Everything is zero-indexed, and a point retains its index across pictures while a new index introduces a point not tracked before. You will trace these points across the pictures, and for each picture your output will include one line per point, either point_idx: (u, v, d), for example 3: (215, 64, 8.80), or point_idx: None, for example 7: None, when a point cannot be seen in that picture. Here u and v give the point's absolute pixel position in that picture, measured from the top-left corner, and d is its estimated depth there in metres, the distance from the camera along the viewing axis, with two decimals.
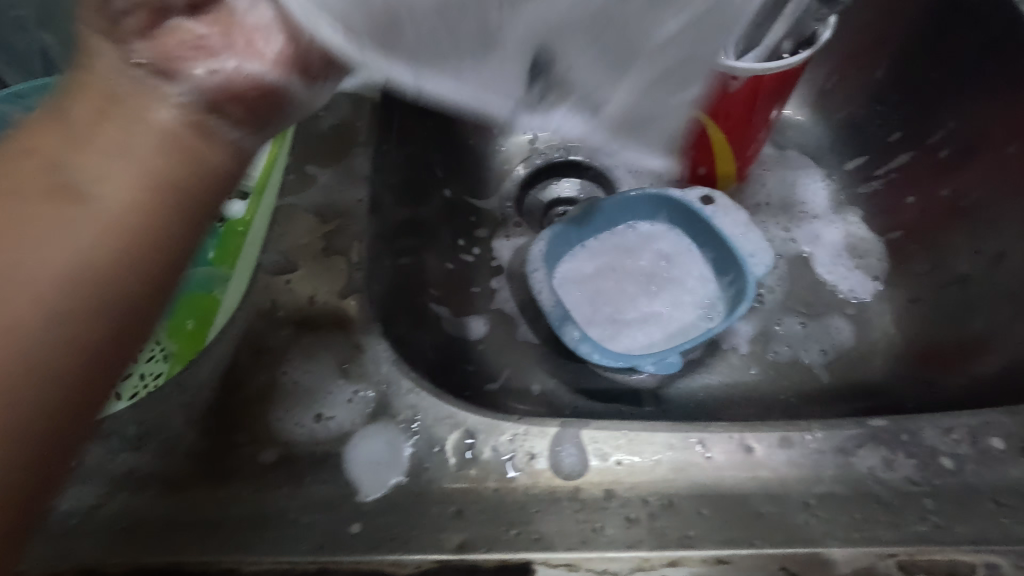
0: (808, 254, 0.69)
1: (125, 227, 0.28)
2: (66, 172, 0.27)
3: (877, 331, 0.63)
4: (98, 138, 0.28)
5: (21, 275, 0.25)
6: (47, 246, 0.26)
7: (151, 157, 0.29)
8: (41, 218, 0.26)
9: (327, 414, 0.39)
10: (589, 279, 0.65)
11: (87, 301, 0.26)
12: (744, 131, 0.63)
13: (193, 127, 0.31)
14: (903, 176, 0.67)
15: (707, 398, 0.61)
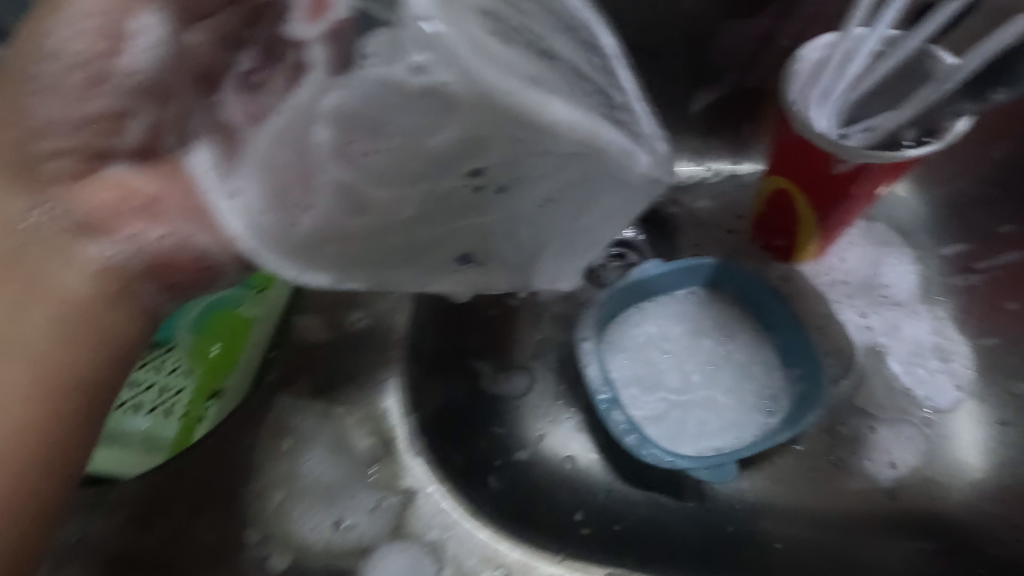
0: (884, 347, 0.60)
1: (62, 390, 0.32)
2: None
3: (956, 451, 0.56)
4: (51, 299, 0.33)
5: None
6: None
7: (56, 324, 0.32)
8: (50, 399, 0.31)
9: (348, 520, 0.37)
10: (641, 347, 0.60)
11: (20, 457, 0.31)
12: (829, 206, 0.56)
13: (88, 303, 0.33)
14: (1005, 275, 0.58)
15: (752, 502, 0.55)
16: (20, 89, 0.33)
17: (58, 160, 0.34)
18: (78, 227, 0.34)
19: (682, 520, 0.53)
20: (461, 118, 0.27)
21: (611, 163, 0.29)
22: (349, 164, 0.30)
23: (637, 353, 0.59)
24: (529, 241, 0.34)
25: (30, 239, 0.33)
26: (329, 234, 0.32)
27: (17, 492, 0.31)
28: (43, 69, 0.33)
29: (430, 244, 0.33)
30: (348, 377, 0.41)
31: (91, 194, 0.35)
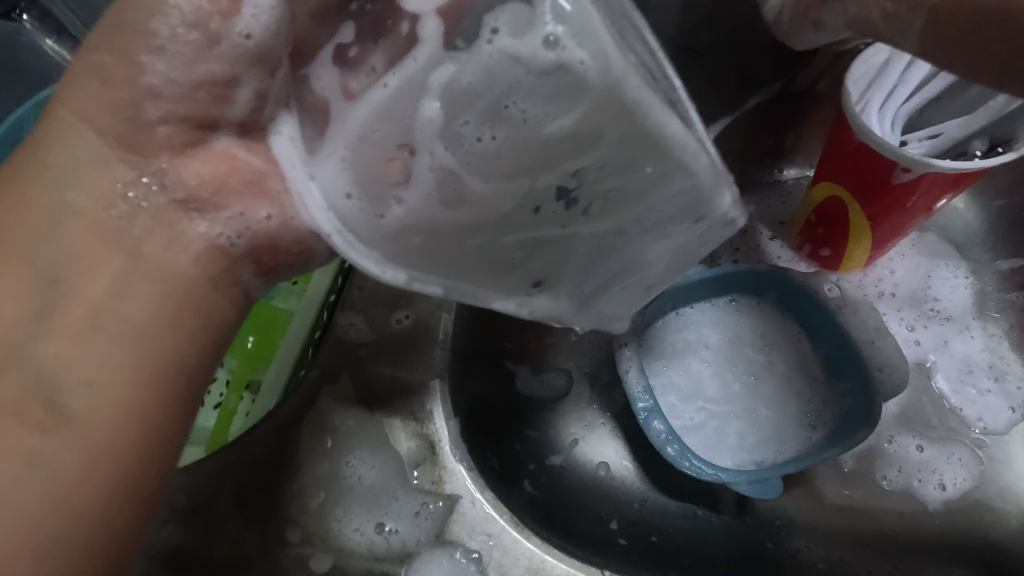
0: (933, 363, 0.58)
1: (162, 361, 0.31)
2: (94, 297, 0.31)
3: (1011, 476, 0.53)
4: (150, 263, 0.32)
5: (97, 401, 0.30)
6: (88, 358, 0.30)
7: (157, 300, 0.31)
8: (126, 350, 0.31)
9: (391, 525, 0.36)
10: (679, 356, 0.58)
11: (122, 428, 0.30)
12: (890, 214, 0.54)
13: (187, 286, 0.32)
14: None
15: (788, 517, 0.53)
16: (132, 45, 0.30)
17: (164, 128, 0.32)
18: (184, 203, 0.33)
19: (718, 534, 0.52)
20: (596, 103, 0.24)
21: (707, 190, 0.28)
22: (450, 149, 0.26)
23: (675, 361, 0.58)
24: (600, 264, 0.32)
25: (127, 224, 0.31)
26: (413, 227, 0.29)
27: (106, 467, 0.30)
28: (136, 45, 0.30)
29: (507, 250, 0.30)
30: (388, 377, 0.40)
31: (197, 167, 0.33)
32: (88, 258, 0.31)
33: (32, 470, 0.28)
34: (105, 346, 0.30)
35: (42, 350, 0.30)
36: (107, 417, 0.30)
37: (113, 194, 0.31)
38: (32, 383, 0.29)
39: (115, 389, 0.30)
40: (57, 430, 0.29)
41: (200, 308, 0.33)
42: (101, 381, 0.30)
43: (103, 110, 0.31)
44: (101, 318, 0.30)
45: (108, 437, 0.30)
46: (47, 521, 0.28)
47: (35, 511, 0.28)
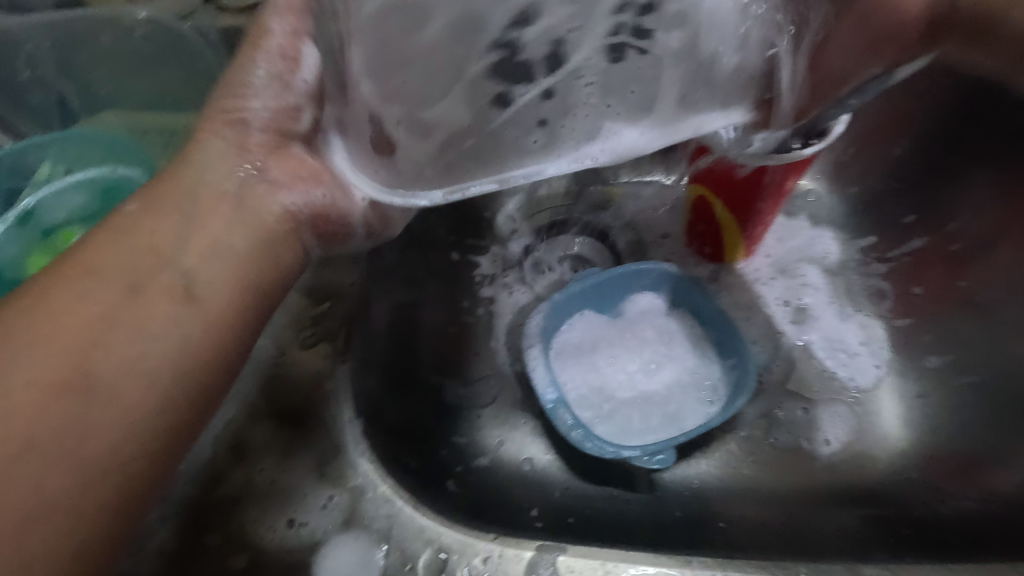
0: (810, 334, 0.65)
1: (253, 296, 0.37)
2: (209, 230, 0.36)
3: (881, 425, 0.60)
4: (248, 209, 0.38)
5: (208, 306, 0.34)
6: (208, 270, 0.35)
7: (255, 241, 0.38)
8: (225, 273, 0.36)
9: (302, 519, 0.40)
10: (588, 352, 0.63)
11: (219, 342, 0.35)
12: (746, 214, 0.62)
13: (269, 237, 0.38)
14: (914, 251, 0.64)
15: (701, 486, 0.58)
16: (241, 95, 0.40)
17: (262, 135, 0.40)
18: (266, 180, 0.39)
19: (632, 510, 0.55)
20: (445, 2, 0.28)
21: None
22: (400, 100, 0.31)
23: (584, 359, 0.63)
24: (646, 93, 0.32)
25: (238, 188, 0.38)
26: (438, 160, 0.33)
27: (195, 368, 0.33)
28: (246, 95, 0.40)
29: (520, 120, 0.32)
30: (300, 389, 0.44)
31: (276, 165, 0.40)
32: (208, 208, 0.37)
33: (137, 358, 0.32)
34: (212, 266, 0.35)
35: (178, 266, 0.35)
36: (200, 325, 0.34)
37: (230, 170, 0.39)
38: (165, 279, 0.34)
39: (217, 301, 0.35)
40: (171, 321, 0.33)
41: (278, 260, 0.39)
42: (213, 288, 0.35)
43: (226, 128, 0.40)
44: (216, 251, 0.36)
45: (201, 347, 0.34)
46: (140, 401, 0.32)
47: (130, 392, 0.31)
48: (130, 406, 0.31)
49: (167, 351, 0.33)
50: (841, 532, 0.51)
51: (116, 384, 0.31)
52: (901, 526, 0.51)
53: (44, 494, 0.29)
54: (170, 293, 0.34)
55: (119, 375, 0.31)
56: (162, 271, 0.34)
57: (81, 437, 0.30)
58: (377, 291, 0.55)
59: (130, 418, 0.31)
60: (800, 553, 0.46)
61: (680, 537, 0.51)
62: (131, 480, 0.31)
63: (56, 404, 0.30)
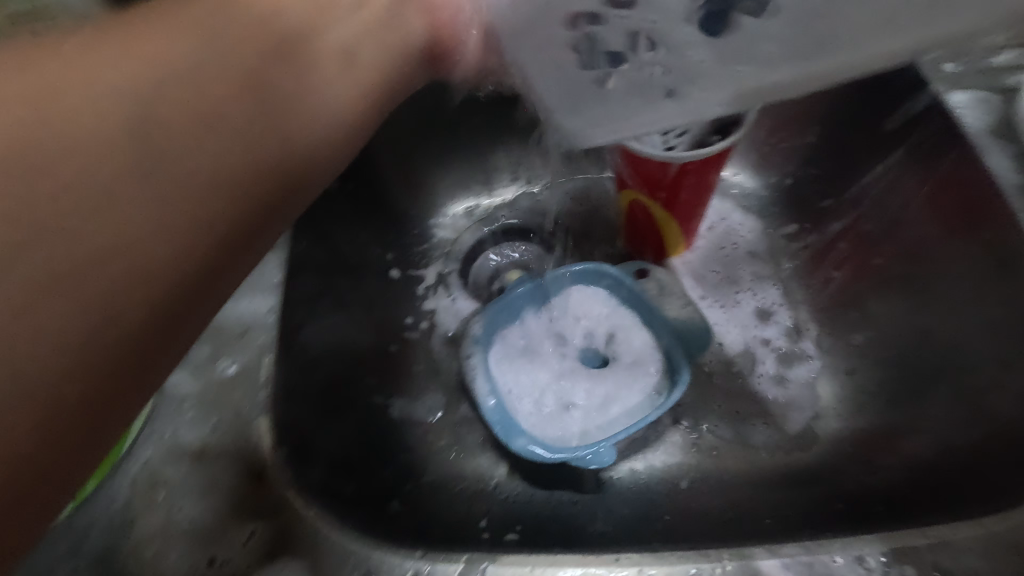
0: (742, 320, 0.67)
1: (352, 127, 0.39)
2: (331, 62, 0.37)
3: (815, 403, 0.62)
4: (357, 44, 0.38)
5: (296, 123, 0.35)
6: (311, 94, 0.36)
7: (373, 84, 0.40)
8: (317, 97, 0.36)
9: (222, 557, 0.38)
10: (528, 357, 0.63)
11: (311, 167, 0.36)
12: (682, 204, 0.62)
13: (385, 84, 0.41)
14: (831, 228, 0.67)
15: (647, 480, 0.59)
16: None
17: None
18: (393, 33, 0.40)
19: (580, 510, 0.55)
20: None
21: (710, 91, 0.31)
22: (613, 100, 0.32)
23: (524, 364, 0.62)
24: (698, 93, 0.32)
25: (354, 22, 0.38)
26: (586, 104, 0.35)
27: (276, 175, 0.34)
28: None
29: (638, 86, 0.31)
30: (220, 422, 0.43)
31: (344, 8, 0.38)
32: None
33: (227, 152, 0.31)
34: (309, 92, 0.36)
35: (344, 28, 0.38)
36: (371, 73, 0.39)
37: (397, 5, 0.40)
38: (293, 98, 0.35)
39: (399, 40, 0.41)
40: (271, 122, 0.33)
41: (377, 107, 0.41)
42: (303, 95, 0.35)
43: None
44: (340, 79, 0.37)
45: (292, 155, 0.35)
46: (212, 199, 0.31)
47: (210, 186, 0.31)
48: (191, 211, 0.30)
49: (260, 155, 0.33)
50: (778, 514, 0.52)
51: (194, 164, 0.30)
52: (831, 501, 0.52)
53: (204, 180, 0.30)
54: (266, 99, 0.33)
55: (197, 167, 0.30)
56: (286, 84, 0.34)
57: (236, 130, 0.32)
58: (308, 313, 0.53)
59: (185, 238, 0.30)
60: (736, 535, 0.46)
61: (625, 534, 0.51)
62: (168, 292, 0.29)
63: (236, 98, 0.32)
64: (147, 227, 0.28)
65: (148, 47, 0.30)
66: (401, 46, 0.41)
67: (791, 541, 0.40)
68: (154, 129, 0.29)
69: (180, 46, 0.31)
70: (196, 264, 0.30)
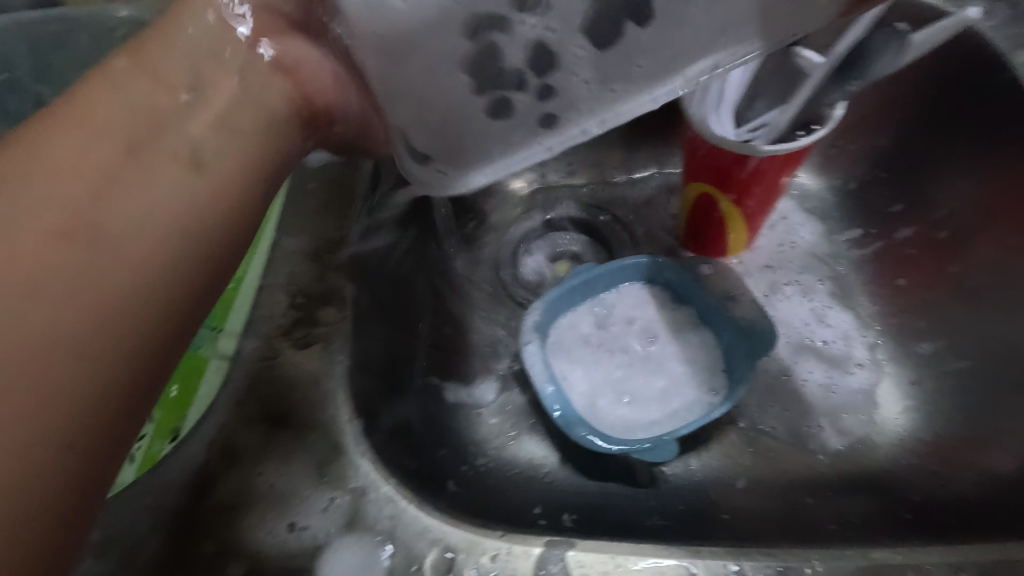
0: (805, 323, 0.65)
1: (227, 192, 0.35)
2: (161, 147, 0.34)
3: (879, 412, 0.60)
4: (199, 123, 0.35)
5: (158, 215, 0.32)
6: (147, 189, 0.32)
7: (233, 144, 0.37)
8: (157, 181, 0.33)
9: (302, 523, 0.38)
10: (585, 347, 0.62)
11: (199, 248, 0.33)
12: (755, 198, 0.60)
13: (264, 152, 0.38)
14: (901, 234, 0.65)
15: (704, 479, 0.58)
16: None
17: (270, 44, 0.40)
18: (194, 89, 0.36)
19: (636, 503, 0.55)
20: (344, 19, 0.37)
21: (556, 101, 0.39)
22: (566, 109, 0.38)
23: (581, 354, 0.62)
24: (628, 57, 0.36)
25: (179, 111, 0.35)
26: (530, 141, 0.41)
27: (155, 280, 0.31)
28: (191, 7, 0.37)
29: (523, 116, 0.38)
30: (296, 392, 0.43)
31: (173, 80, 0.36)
32: (212, 63, 0.37)
33: (83, 283, 0.29)
34: (144, 185, 0.32)
35: (185, 130, 0.35)
36: (231, 164, 0.36)
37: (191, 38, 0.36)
38: (146, 202, 0.32)
39: (251, 113, 0.38)
40: (109, 243, 0.30)
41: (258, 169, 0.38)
42: (143, 193, 0.32)
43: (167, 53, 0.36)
44: (184, 158, 0.34)
45: (168, 245, 0.32)
46: (93, 331, 0.28)
47: (73, 326, 0.28)
48: (74, 357, 0.27)
49: (127, 264, 0.30)
50: (844, 519, 0.51)
51: (60, 317, 0.28)
52: (898, 510, 0.51)
53: (71, 329, 0.28)
54: (101, 217, 0.31)
55: (56, 319, 0.28)
56: (111, 189, 0.31)
57: (92, 280, 0.29)
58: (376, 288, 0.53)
59: (80, 381, 0.27)
60: (806, 538, 0.45)
61: (687, 529, 0.50)
62: (77, 440, 0.27)
63: (64, 251, 0.29)
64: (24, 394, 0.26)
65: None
66: (262, 117, 0.39)
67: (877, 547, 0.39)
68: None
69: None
70: (106, 399, 0.28)
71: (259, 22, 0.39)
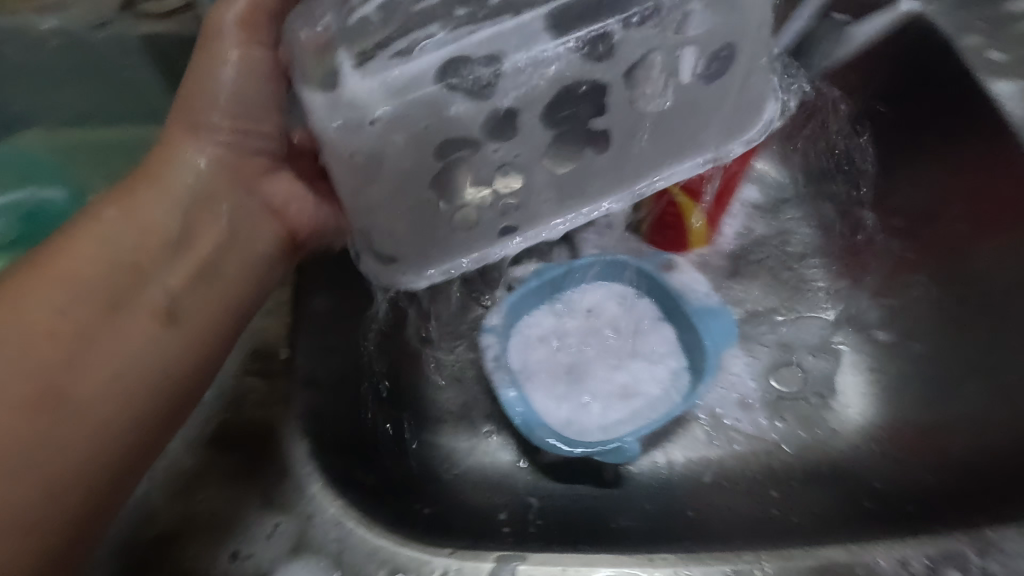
0: (768, 314, 0.65)
1: (210, 333, 0.42)
2: (146, 300, 0.39)
3: (842, 401, 0.60)
4: (199, 268, 0.42)
5: (143, 370, 0.38)
6: (129, 343, 0.38)
7: (220, 288, 0.43)
8: (140, 340, 0.38)
9: (248, 550, 0.37)
10: (547, 348, 0.62)
11: (173, 390, 0.39)
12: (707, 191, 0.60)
13: (254, 277, 0.46)
14: (855, 221, 0.66)
15: (669, 477, 0.57)
16: (195, 121, 0.44)
17: (259, 158, 0.47)
18: (190, 228, 0.42)
19: (598, 505, 0.54)
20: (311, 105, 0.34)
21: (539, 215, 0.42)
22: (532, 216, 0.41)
23: (543, 355, 0.61)
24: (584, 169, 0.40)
25: (166, 263, 0.41)
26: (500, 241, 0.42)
27: (129, 423, 0.37)
28: (195, 128, 0.44)
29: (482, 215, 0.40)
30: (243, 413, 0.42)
31: (164, 209, 0.42)
32: (196, 210, 0.43)
33: (67, 437, 0.34)
34: (128, 342, 0.38)
35: (164, 281, 0.41)
36: (206, 314, 0.42)
37: (184, 182, 0.43)
38: (130, 360, 0.38)
39: (233, 253, 0.45)
40: (84, 398, 0.36)
41: (237, 297, 0.44)
42: (127, 350, 0.38)
43: (156, 195, 0.42)
44: (166, 313, 0.40)
45: (145, 397, 0.38)
46: (71, 478, 0.35)
47: (61, 472, 0.34)
48: (51, 496, 0.34)
49: (112, 416, 0.36)
50: (804, 513, 0.51)
51: (53, 456, 0.34)
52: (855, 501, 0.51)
53: (55, 474, 0.34)
54: (89, 372, 0.36)
55: (45, 463, 0.34)
56: (96, 345, 0.37)
57: (56, 447, 0.34)
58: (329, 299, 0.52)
59: (51, 516, 0.34)
60: (764, 536, 0.45)
61: (649, 530, 0.50)
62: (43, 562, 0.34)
63: (35, 413, 0.34)
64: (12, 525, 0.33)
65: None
66: (245, 257, 0.45)
67: (826, 543, 0.39)
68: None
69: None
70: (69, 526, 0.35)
71: (257, 163, 0.47)
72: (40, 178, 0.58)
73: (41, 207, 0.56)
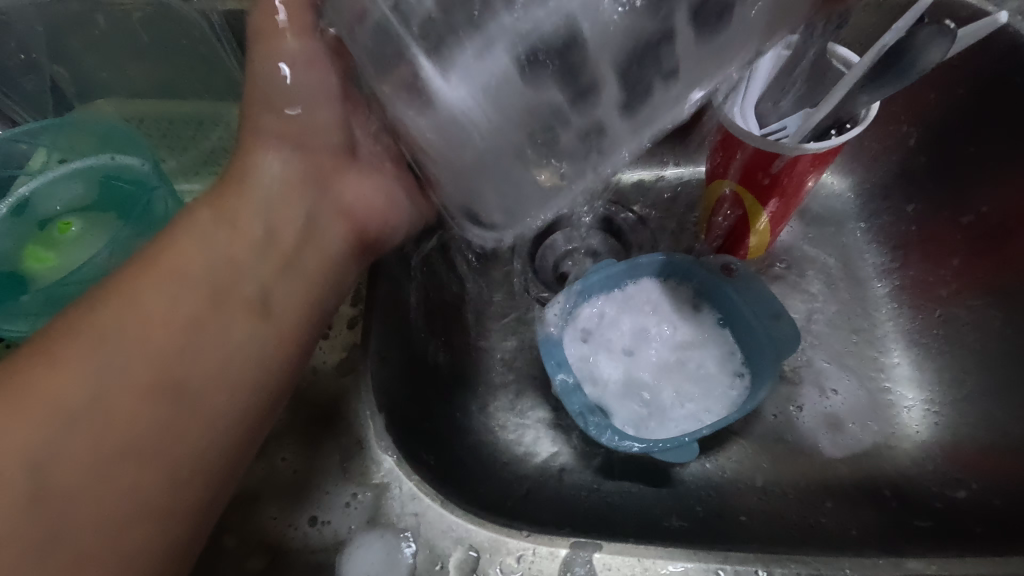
0: (826, 324, 0.65)
1: (299, 327, 0.40)
2: (238, 296, 0.38)
3: (900, 418, 0.59)
4: (287, 262, 0.40)
5: (239, 367, 0.37)
6: (225, 341, 0.36)
7: (307, 282, 0.41)
8: (235, 337, 0.37)
9: (326, 516, 0.38)
10: (603, 342, 0.61)
11: (268, 385, 0.38)
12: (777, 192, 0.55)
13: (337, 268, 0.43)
14: (923, 236, 0.64)
15: (720, 481, 0.57)
16: (266, 114, 0.42)
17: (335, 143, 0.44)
18: (283, 222, 0.41)
19: (651, 503, 0.54)
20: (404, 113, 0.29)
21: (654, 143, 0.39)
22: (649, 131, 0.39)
23: (599, 348, 0.61)
24: None
25: (257, 258, 0.39)
26: None
27: (228, 421, 0.36)
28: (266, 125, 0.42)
29: None
30: (319, 382, 0.43)
31: (258, 207, 0.41)
32: (285, 205, 0.41)
33: (172, 435, 0.33)
34: (223, 340, 0.36)
35: (255, 275, 0.39)
36: (293, 310, 0.40)
37: (266, 180, 0.41)
38: (230, 356, 0.36)
39: (320, 244, 0.43)
40: (187, 396, 0.34)
41: (324, 289, 0.42)
42: (226, 348, 0.36)
43: (247, 194, 0.41)
44: (258, 309, 0.38)
45: (242, 394, 0.36)
46: (181, 475, 0.33)
47: (173, 469, 0.33)
48: (168, 493, 0.33)
49: (215, 412, 0.35)
50: (863, 527, 0.51)
51: (165, 454, 0.33)
52: (914, 517, 0.51)
53: (167, 472, 0.33)
54: (191, 371, 0.35)
55: (157, 461, 0.33)
56: (198, 342, 0.36)
57: (164, 442, 0.33)
58: (399, 277, 0.52)
59: (165, 514, 0.33)
60: (829, 546, 0.45)
61: (705, 531, 0.49)
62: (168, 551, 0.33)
63: (145, 407, 0.33)
64: (133, 519, 0.32)
65: (63, 379, 0.32)
66: (331, 247, 0.43)
67: (905, 556, 0.39)
68: (104, 458, 0.32)
69: (90, 377, 0.33)
70: (185, 522, 0.34)
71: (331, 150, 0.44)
72: (114, 142, 0.56)
73: (119, 174, 0.55)
